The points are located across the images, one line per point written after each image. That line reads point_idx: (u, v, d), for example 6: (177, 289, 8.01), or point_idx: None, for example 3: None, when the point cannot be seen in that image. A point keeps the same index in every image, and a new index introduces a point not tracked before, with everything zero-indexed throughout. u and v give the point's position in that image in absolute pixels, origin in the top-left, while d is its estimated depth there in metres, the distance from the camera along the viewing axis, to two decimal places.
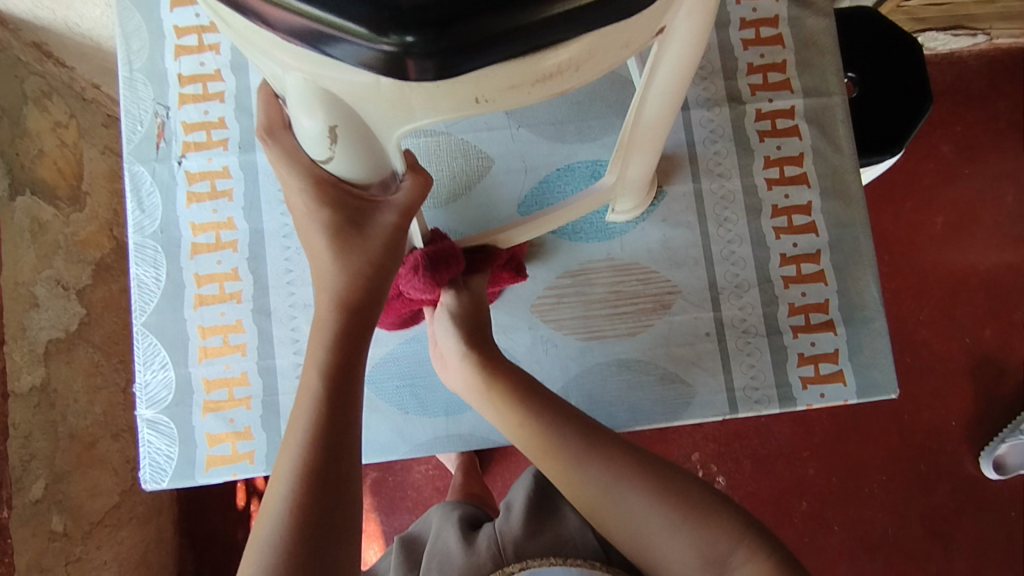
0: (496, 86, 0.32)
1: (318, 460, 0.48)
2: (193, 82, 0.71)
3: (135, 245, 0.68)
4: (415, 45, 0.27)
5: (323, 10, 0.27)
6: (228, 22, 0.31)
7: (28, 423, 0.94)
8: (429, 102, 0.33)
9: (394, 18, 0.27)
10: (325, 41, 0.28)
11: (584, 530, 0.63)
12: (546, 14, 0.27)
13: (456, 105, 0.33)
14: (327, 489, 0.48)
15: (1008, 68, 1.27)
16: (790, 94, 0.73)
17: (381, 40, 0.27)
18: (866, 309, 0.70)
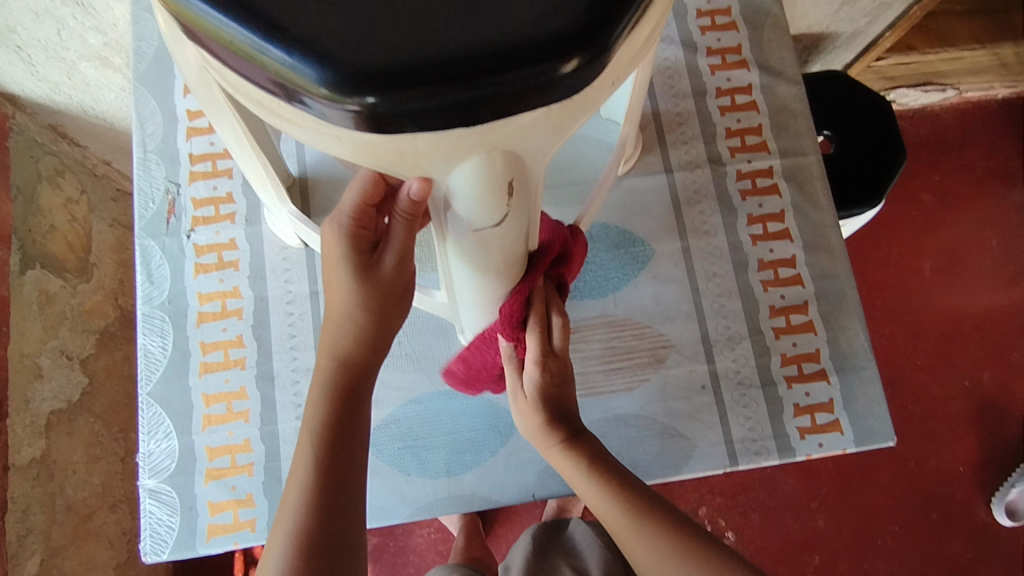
0: (445, 150, 0.35)
1: (313, 530, 0.49)
2: (202, 161, 0.75)
3: (143, 316, 0.70)
4: (376, 105, 0.30)
5: (295, 68, 0.30)
6: (239, 86, 0.36)
7: (26, 496, 0.94)
8: (381, 157, 0.36)
9: (356, 81, 0.29)
10: (299, 97, 0.31)
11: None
12: (493, 86, 0.30)
13: (405, 163, 0.36)
14: (319, 555, 0.49)
15: (978, 121, 1.33)
16: (767, 154, 0.77)
17: (346, 100, 0.30)
18: (856, 357, 0.71)
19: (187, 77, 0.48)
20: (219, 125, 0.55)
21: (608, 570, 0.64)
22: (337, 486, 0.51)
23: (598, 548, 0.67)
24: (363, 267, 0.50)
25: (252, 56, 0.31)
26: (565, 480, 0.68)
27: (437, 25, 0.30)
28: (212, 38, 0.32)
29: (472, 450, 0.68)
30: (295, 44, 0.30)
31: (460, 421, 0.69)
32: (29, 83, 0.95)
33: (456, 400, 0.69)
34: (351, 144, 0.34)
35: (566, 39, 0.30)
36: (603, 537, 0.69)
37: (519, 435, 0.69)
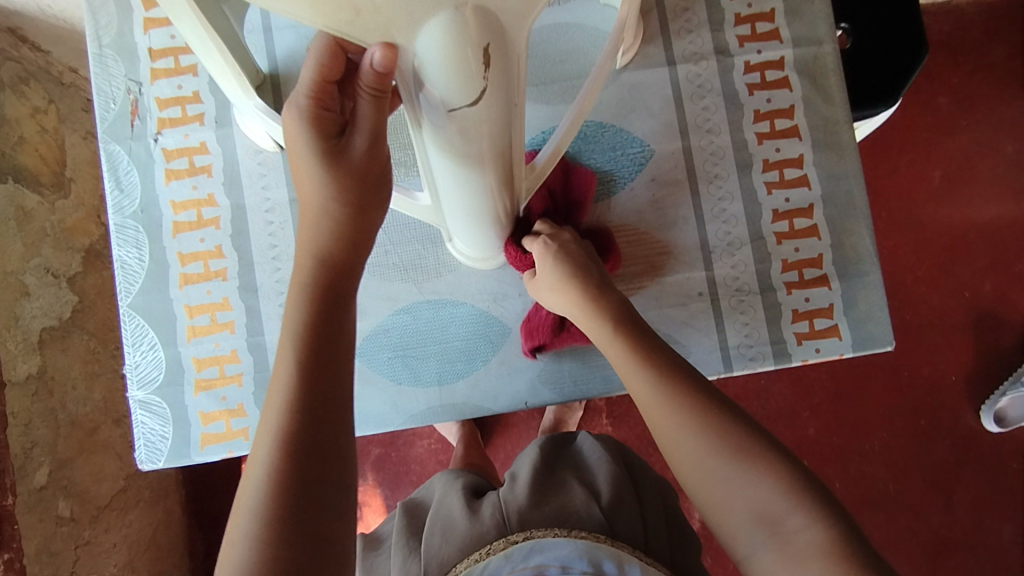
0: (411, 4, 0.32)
1: (299, 431, 0.47)
2: (164, 56, 0.69)
3: (116, 226, 0.67)
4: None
5: None
6: None
7: (27, 411, 0.95)
8: (341, 14, 0.32)
9: None
10: None
11: (590, 504, 0.58)
12: None
13: (367, 23, 0.33)
14: (310, 458, 0.46)
15: (1008, 15, 1.23)
16: (779, 44, 0.71)
17: None
18: (861, 262, 0.69)
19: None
20: (173, 11, 0.50)
21: (618, 491, 0.60)
22: (319, 385, 0.49)
23: (609, 467, 0.63)
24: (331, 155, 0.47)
25: None
26: (558, 387, 0.68)
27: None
28: None
29: (463, 358, 0.67)
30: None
31: (450, 330, 0.67)
32: None
33: (447, 308, 0.67)
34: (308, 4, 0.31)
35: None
36: (614, 457, 0.65)
37: (511, 344, 0.67)
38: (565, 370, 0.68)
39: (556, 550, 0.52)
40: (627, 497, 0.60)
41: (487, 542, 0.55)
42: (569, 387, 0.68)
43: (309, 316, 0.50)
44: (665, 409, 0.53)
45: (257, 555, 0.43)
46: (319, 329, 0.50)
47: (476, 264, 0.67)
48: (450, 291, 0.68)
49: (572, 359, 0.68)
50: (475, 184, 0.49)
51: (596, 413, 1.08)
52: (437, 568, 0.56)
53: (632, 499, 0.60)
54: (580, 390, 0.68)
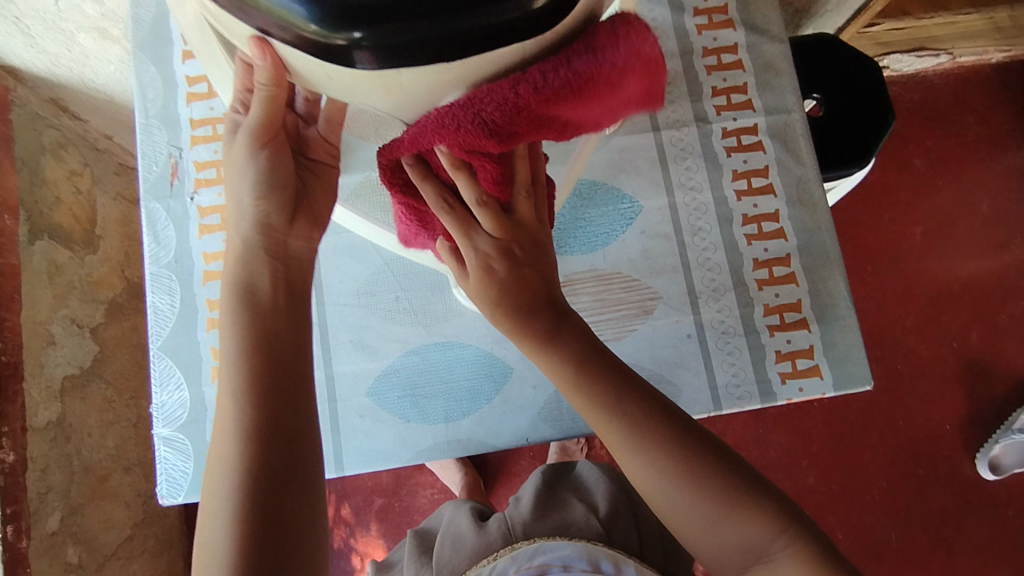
0: (432, 82, 0.37)
1: (259, 462, 0.52)
2: (203, 125, 0.77)
3: (151, 274, 0.73)
4: (363, 40, 0.32)
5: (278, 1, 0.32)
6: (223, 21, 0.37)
7: (45, 456, 0.98)
8: (372, 86, 0.37)
9: (344, 17, 0.31)
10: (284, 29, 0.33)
11: (589, 516, 0.61)
12: (471, 23, 0.32)
13: (393, 92, 0.38)
14: (275, 484, 0.52)
15: (971, 86, 1.34)
16: (752, 112, 0.79)
17: (334, 36, 0.32)
18: (837, 306, 0.74)
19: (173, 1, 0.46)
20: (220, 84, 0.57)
21: (614, 505, 0.63)
22: (276, 419, 0.54)
23: (606, 486, 0.66)
24: (258, 150, 0.56)
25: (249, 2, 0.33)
26: (558, 425, 0.71)
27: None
28: None
29: (469, 397, 0.72)
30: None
31: (457, 370, 0.72)
32: (28, 55, 0.97)
33: (454, 350, 0.72)
34: (343, 79, 0.37)
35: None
36: (611, 477, 0.68)
37: (514, 383, 0.72)
38: (564, 408, 0.72)
39: (559, 550, 0.54)
40: (622, 510, 0.63)
41: (494, 550, 0.58)
42: (568, 424, 0.71)
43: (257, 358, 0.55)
44: (636, 459, 0.52)
45: None
46: (274, 364, 0.56)
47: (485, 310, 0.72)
48: (457, 334, 0.73)
49: (571, 397, 0.72)
50: None
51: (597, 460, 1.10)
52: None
53: (627, 512, 0.63)
54: (579, 427, 0.72)
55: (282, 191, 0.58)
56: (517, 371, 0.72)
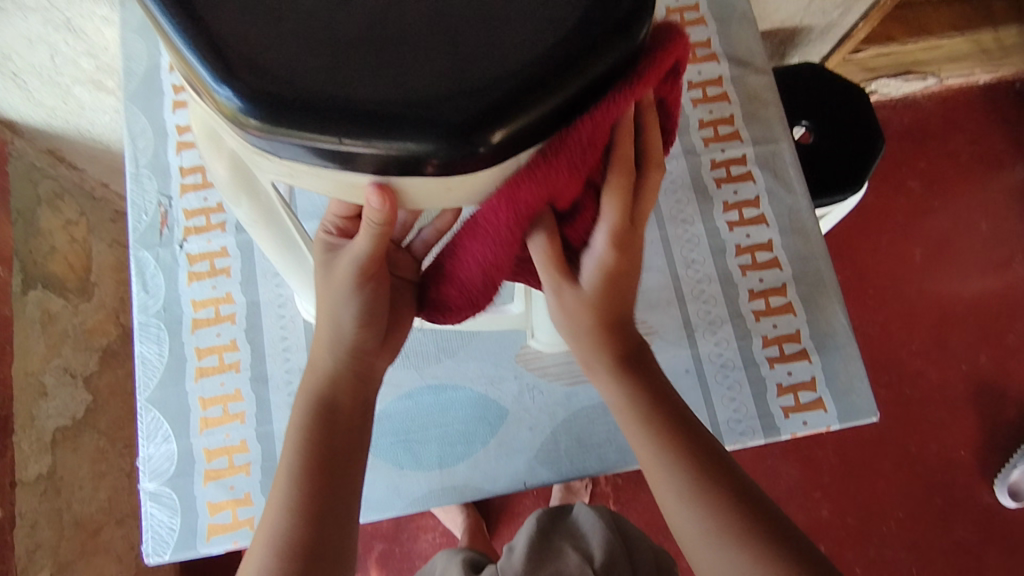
0: (544, 158, 0.37)
1: (304, 539, 0.46)
2: (193, 173, 0.77)
3: (140, 324, 0.72)
4: (438, 151, 0.32)
5: (341, 131, 0.32)
6: (267, 167, 0.37)
7: (34, 512, 0.95)
8: (484, 187, 0.37)
9: (418, 126, 0.32)
10: (349, 157, 0.33)
11: (583, 568, 0.59)
12: (540, 105, 0.33)
13: (508, 185, 0.38)
14: (316, 565, 0.46)
15: (960, 108, 1.35)
16: (741, 143, 0.80)
17: (407, 146, 0.32)
18: (837, 336, 0.73)
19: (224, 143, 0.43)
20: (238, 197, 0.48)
21: (610, 554, 0.61)
22: (332, 489, 0.48)
23: (603, 534, 0.63)
24: (358, 291, 0.47)
25: (304, 138, 0.33)
26: (556, 467, 0.69)
27: (481, 51, 0.33)
28: (260, 126, 0.33)
29: (463, 441, 0.70)
30: (393, 128, 0.32)
31: (450, 414, 0.70)
32: (25, 109, 0.98)
33: (447, 392, 0.71)
34: (461, 189, 0.36)
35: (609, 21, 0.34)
36: (609, 522, 0.65)
37: (510, 425, 0.70)
38: (561, 449, 0.70)
39: None
40: (618, 560, 0.60)
41: None
42: (566, 466, 0.70)
43: (315, 420, 0.49)
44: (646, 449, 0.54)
45: None
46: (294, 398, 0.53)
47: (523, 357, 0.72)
48: (450, 376, 0.71)
49: (568, 438, 0.70)
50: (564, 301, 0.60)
51: (601, 497, 1.07)
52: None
53: (624, 561, 0.60)
54: (577, 468, 0.70)
55: (379, 318, 0.50)
56: (512, 413, 0.71)
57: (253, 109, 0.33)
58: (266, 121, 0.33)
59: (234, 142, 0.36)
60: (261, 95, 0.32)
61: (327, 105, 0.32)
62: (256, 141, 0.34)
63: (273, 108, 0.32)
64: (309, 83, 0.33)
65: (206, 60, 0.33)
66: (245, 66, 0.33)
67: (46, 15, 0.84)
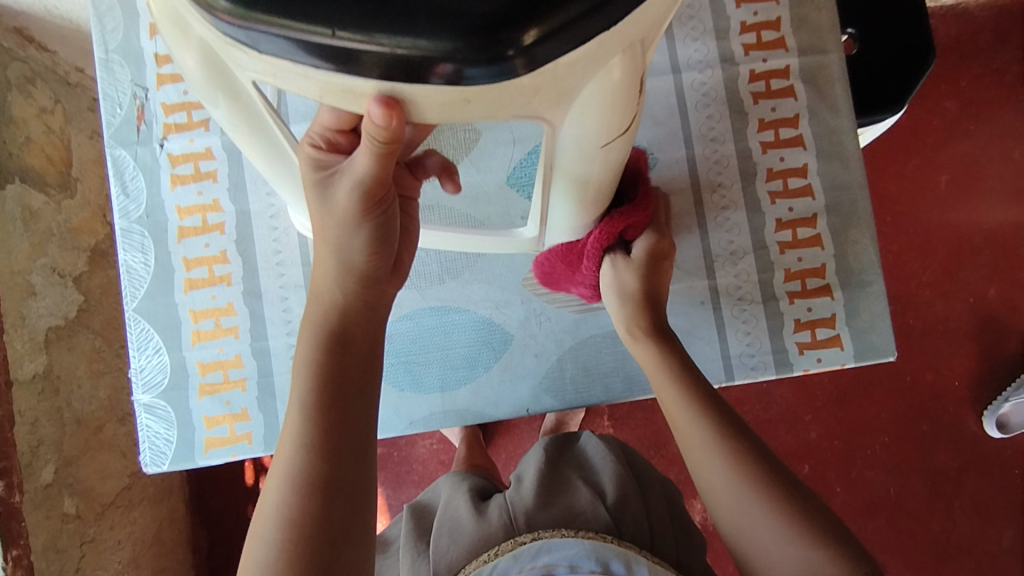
0: (582, 69, 0.31)
1: (323, 473, 0.42)
2: (169, 62, 0.69)
3: (122, 230, 0.67)
4: (456, 53, 0.27)
5: (337, 22, 0.26)
6: (249, 64, 0.31)
7: (33, 410, 0.95)
8: (509, 105, 0.31)
9: (430, 23, 0.26)
10: (345, 58, 0.27)
11: (596, 504, 0.58)
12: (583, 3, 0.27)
13: (536, 101, 0.31)
14: (337, 499, 0.42)
15: (1016, 19, 1.22)
16: (785, 52, 0.71)
17: (417, 46, 0.27)
18: (863, 272, 0.68)
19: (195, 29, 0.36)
20: (209, 95, 0.42)
21: (623, 490, 0.60)
22: (345, 424, 0.44)
23: (613, 469, 0.63)
24: (362, 217, 0.41)
25: (292, 28, 0.27)
26: (560, 395, 0.68)
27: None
28: (240, 11, 0.27)
29: (466, 365, 0.67)
30: (399, 20, 0.26)
31: (454, 338, 0.68)
32: None
33: (451, 316, 0.68)
34: (481, 103, 0.30)
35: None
36: (617, 455, 0.65)
37: (514, 351, 0.68)
38: (567, 377, 0.68)
39: (564, 550, 0.50)
40: (632, 496, 0.60)
41: (495, 544, 0.55)
42: (570, 394, 0.68)
43: (324, 352, 0.45)
44: (648, 362, 0.59)
45: (289, 546, 0.40)
46: None
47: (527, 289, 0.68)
48: (453, 298, 0.68)
49: (574, 365, 0.68)
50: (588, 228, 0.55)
51: (597, 414, 1.07)
52: (445, 567, 0.56)
53: (636, 498, 0.60)
54: (582, 397, 0.68)
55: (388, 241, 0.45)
56: (517, 338, 0.68)
57: None
58: (244, 5, 0.27)
59: (206, 30, 0.30)
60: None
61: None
62: (235, 30, 0.28)
63: None
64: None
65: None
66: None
67: None
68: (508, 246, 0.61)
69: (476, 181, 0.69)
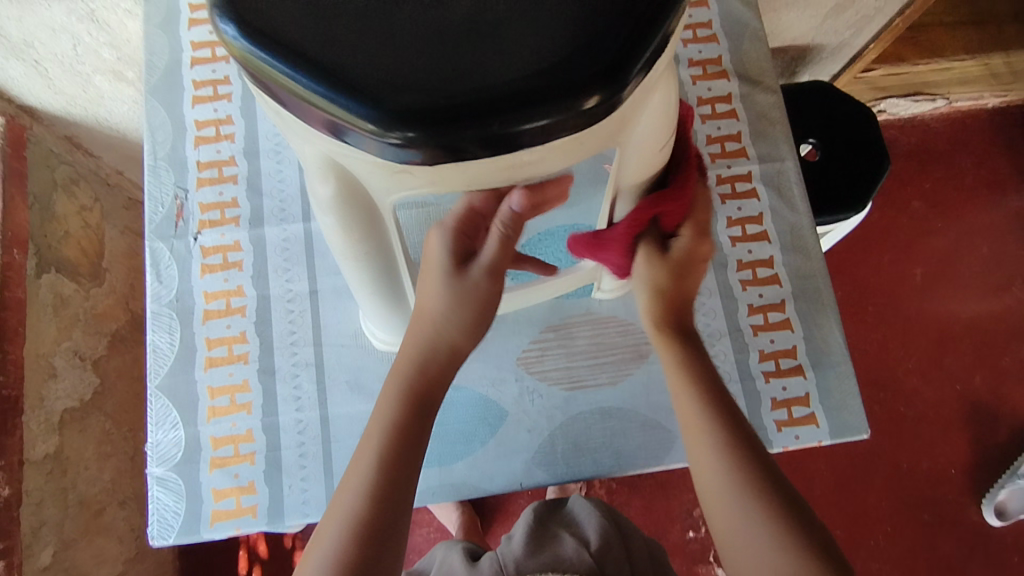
0: (555, 153, 0.38)
1: (374, 518, 0.50)
2: (209, 168, 0.79)
3: (153, 313, 0.74)
4: (416, 139, 0.34)
5: (334, 102, 0.34)
6: (276, 115, 0.39)
7: (40, 490, 0.98)
8: (475, 174, 0.39)
9: (400, 119, 0.34)
10: (339, 129, 0.35)
11: (581, 550, 0.61)
12: (524, 116, 0.34)
13: (514, 172, 0.39)
14: (379, 545, 0.50)
15: (967, 130, 1.36)
16: (746, 160, 0.81)
17: (389, 135, 0.34)
18: (832, 354, 0.74)
19: (338, 190, 0.44)
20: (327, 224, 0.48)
21: (606, 538, 0.63)
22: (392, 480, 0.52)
23: (598, 519, 0.66)
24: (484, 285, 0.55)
25: (304, 101, 0.35)
26: (551, 470, 0.71)
27: (510, 39, 0.34)
28: (267, 77, 0.35)
29: (462, 440, 0.71)
30: (379, 105, 0.34)
31: (451, 413, 0.72)
32: (43, 95, 0.96)
33: (449, 393, 0.73)
34: (449, 173, 0.38)
35: (635, 17, 0.35)
36: (603, 511, 0.68)
37: (509, 427, 0.72)
38: (557, 452, 0.72)
39: None
40: (614, 542, 0.63)
41: None
42: (561, 469, 0.71)
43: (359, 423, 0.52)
44: (675, 380, 0.61)
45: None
46: None
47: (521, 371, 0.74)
48: (452, 376, 0.73)
49: (564, 441, 0.72)
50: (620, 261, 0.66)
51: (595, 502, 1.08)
52: None
53: (620, 546, 0.63)
54: (573, 472, 0.71)
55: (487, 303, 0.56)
56: (512, 414, 0.72)
57: (258, 53, 0.34)
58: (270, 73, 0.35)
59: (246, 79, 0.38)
60: (296, 61, 0.34)
61: (362, 84, 0.34)
62: (266, 90, 0.36)
63: (274, 55, 0.34)
64: (343, 59, 0.34)
65: (239, 23, 0.34)
66: (274, 38, 0.34)
67: (72, 5, 0.81)
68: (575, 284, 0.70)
69: None
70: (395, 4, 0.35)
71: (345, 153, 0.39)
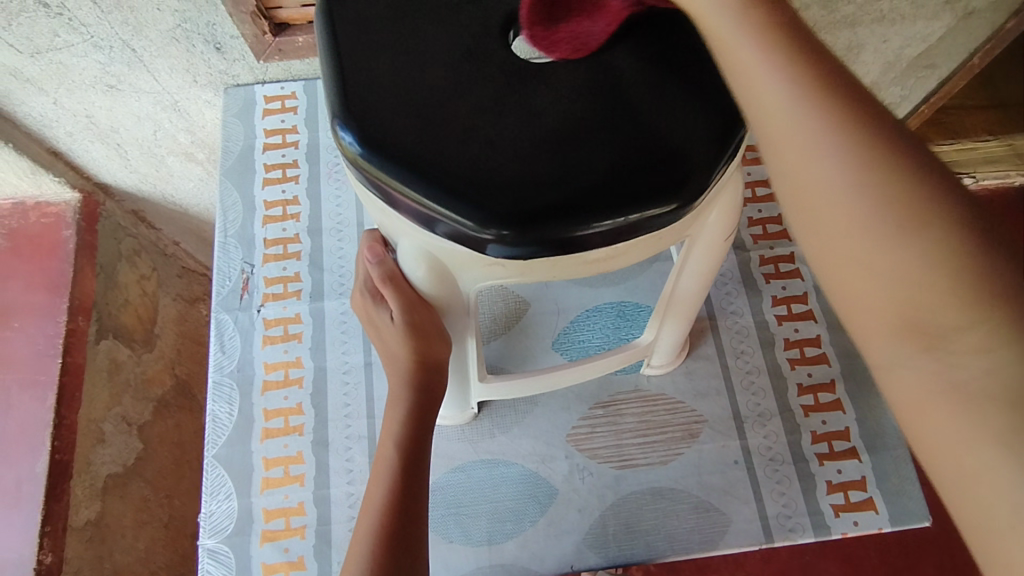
0: (632, 249, 0.43)
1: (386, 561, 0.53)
2: (275, 245, 0.84)
3: (214, 382, 0.77)
4: (507, 236, 0.38)
5: (436, 201, 0.38)
6: (379, 214, 0.44)
7: (78, 558, 0.98)
8: (563, 269, 0.43)
9: (496, 219, 0.38)
10: (438, 226, 0.40)
11: None
12: (606, 221, 0.39)
13: (601, 265, 0.43)
14: None
15: (1000, 208, 1.37)
16: (789, 242, 0.84)
17: (484, 232, 0.38)
18: (886, 437, 0.74)
19: (428, 292, 0.48)
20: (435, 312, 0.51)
21: None
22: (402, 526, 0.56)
23: None
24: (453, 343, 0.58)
25: (409, 199, 0.39)
26: (603, 552, 0.70)
27: (593, 152, 0.40)
28: (377, 176, 0.39)
29: (512, 518, 0.71)
30: (476, 205, 0.38)
31: (501, 489, 0.72)
32: (120, 174, 1.04)
33: (499, 468, 0.73)
34: (540, 267, 0.42)
35: (703, 135, 0.41)
36: None
37: (559, 505, 0.71)
38: (609, 533, 0.71)
39: None
40: None
41: None
42: (613, 551, 0.70)
43: None
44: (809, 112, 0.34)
45: None
46: None
47: (569, 448, 0.74)
48: (502, 451, 0.74)
49: (616, 522, 0.71)
50: (671, 326, 0.68)
51: None
52: None
53: None
54: (625, 554, 0.70)
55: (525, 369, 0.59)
56: (562, 492, 0.72)
57: (373, 157, 0.39)
58: (380, 171, 0.39)
59: (353, 176, 0.43)
60: (407, 168, 0.38)
61: (465, 188, 0.38)
62: (374, 188, 0.41)
63: (386, 159, 0.39)
64: (449, 166, 0.39)
65: (358, 132, 0.39)
66: (388, 146, 0.39)
67: (158, 97, 0.87)
68: (628, 360, 0.69)
69: (528, 345, 0.78)
70: (496, 121, 0.40)
71: (442, 249, 0.44)
